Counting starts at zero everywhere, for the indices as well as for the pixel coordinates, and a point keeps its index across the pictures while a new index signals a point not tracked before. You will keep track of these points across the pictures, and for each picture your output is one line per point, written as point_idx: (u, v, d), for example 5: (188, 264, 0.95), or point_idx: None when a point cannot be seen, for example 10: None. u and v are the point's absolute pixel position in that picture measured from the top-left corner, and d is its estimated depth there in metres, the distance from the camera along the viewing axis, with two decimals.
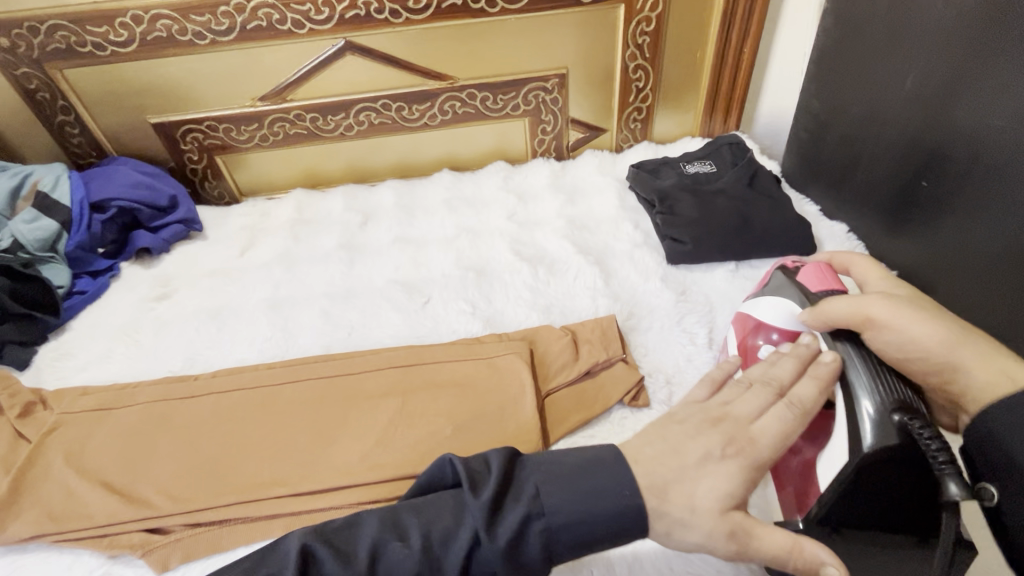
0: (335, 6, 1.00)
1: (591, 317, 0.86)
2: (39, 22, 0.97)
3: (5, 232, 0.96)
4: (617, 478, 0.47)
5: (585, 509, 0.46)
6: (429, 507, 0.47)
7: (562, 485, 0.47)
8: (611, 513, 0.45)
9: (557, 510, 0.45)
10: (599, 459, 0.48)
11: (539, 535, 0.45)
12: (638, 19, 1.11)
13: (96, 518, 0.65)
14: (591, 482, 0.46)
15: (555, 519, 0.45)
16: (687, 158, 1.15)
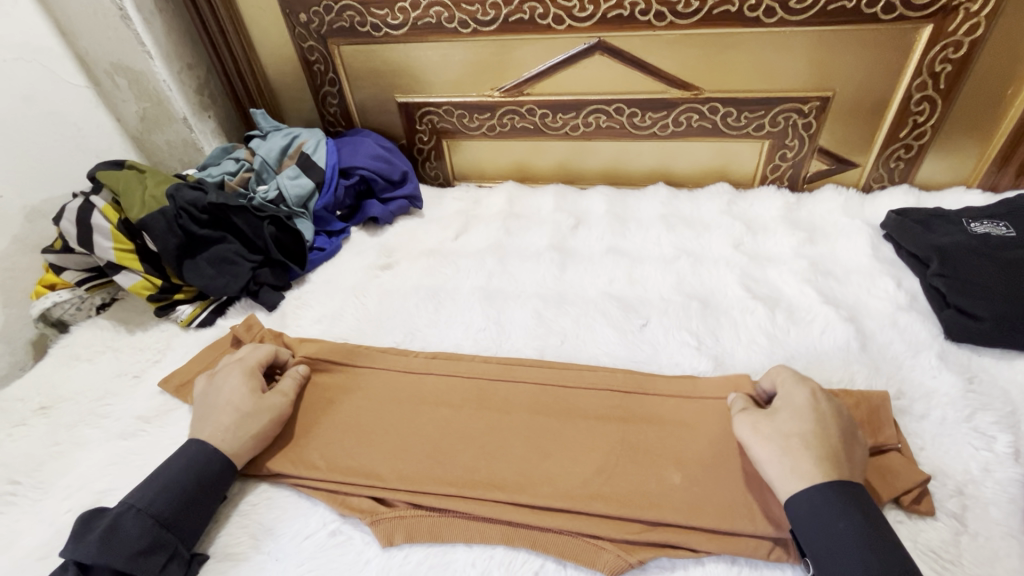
0: (600, 4, 0.98)
1: (845, 385, 0.74)
2: (334, 2, 1.06)
3: (273, 184, 1.07)
4: (164, 465, 0.66)
5: (151, 487, 0.63)
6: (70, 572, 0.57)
7: (150, 483, 0.64)
8: (178, 473, 0.64)
9: (138, 498, 0.62)
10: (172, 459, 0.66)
11: (136, 519, 0.60)
12: (945, 43, 0.93)
13: (331, 474, 0.69)
14: (158, 476, 0.64)
15: (141, 504, 0.61)
16: (971, 215, 0.94)
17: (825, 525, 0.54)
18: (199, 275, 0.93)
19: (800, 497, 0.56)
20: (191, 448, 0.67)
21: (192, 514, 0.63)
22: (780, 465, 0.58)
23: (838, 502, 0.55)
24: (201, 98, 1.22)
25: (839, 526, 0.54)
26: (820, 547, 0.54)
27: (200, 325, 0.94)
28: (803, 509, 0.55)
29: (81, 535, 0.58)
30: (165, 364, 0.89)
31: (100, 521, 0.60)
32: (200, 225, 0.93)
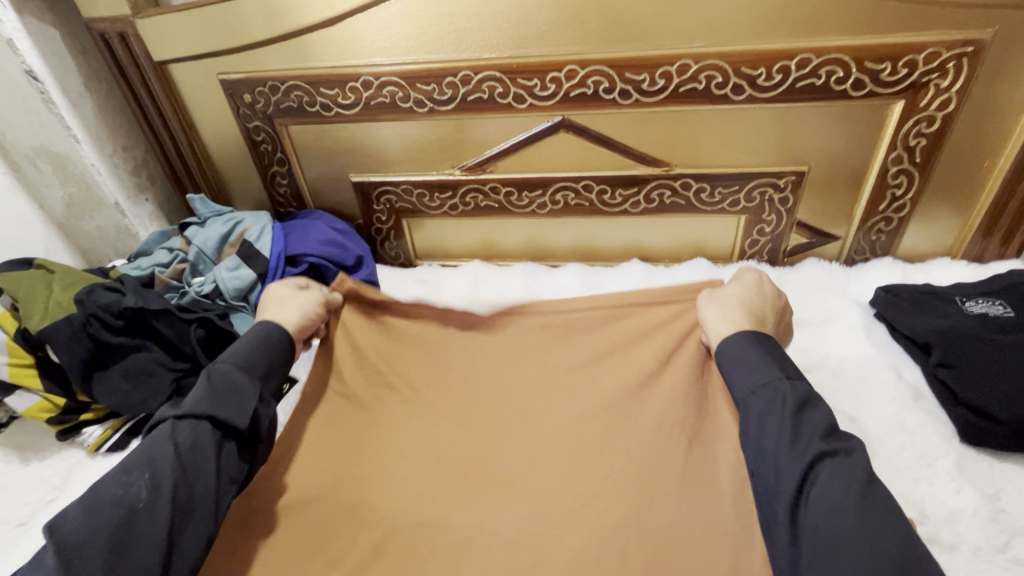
0: (563, 83, 0.93)
1: None
2: (281, 82, 1.00)
3: (209, 277, 0.96)
4: (265, 337, 0.72)
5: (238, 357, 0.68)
6: (222, 396, 0.63)
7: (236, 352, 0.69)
8: (254, 352, 0.70)
9: (232, 360, 0.67)
10: (265, 334, 0.73)
11: (267, 377, 0.70)
12: (918, 117, 0.90)
13: None
14: (252, 345, 0.70)
15: (235, 368, 0.66)
16: (962, 293, 0.89)
17: (748, 384, 0.63)
18: (111, 390, 0.79)
19: (728, 344, 0.68)
20: (271, 331, 0.73)
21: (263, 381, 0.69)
22: (719, 319, 0.73)
23: (765, 358, 0.65)
24: (137, 179, 1.13)
25: (757, 379, 0.63)
26: (739, 366, 0.65)
27: (109, 450, 0.79)
28: (731, 353, 0.67)
29: (196, 434, 0.60)
30: (60, 506, 0.74)
31: (206, 388, 0.64)
32: (114, 332, 0.81)
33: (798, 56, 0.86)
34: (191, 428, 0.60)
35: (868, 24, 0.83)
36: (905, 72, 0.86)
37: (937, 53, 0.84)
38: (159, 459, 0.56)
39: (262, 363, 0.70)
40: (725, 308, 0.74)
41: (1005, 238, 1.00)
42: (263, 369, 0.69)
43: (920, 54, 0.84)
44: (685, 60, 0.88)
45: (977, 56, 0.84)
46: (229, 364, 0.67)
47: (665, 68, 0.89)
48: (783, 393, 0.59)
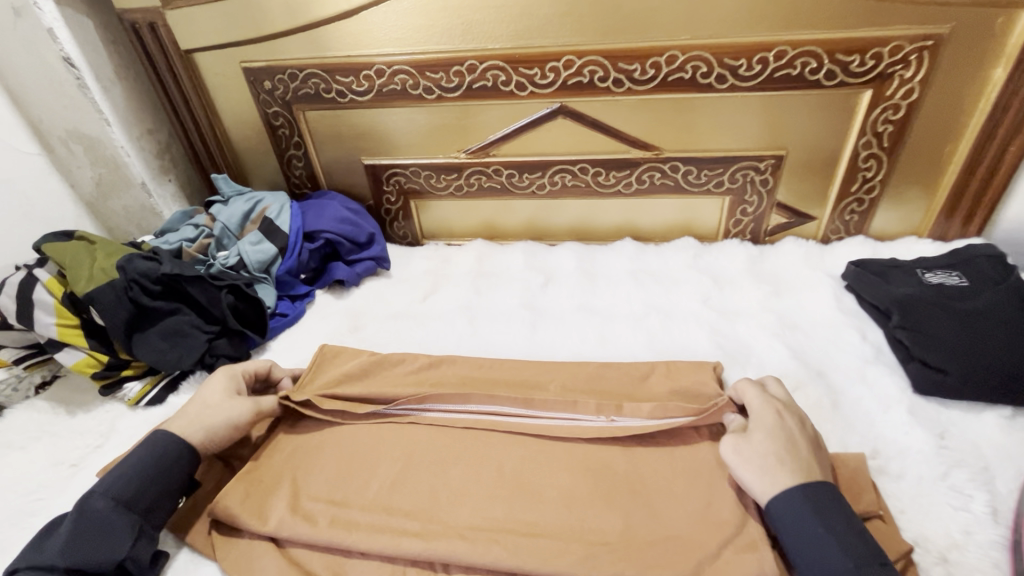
0: (561, 72, 1.01)
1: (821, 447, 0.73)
2: (299, 70, 1.07)
3: (234, 250, 1.04)
4: (159, 441, 0.68)
5: (116, 484, 0.64)
6: (88, 538, 0.60)
7: (118, 472, 0.66)
8: (145, 469, 0.66)
9: (109, 489, 0.64)
10: (162, 448, 0.68)
11: (172, 455, 0.68)
12: (885, 105, 0.99)
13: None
14: (132, 472, 0.65)
15: (116, 497, 0.63)
16: (925, 266, 0.97)
17: (811, 541, 0.57)
18: (150, 349, 0.87)
19: (790, 538, 0.58)
20: (165, 442, 0.69)
21: (162, 485, 0.66)
22: (760, 482, 0.62)
23: (818, 515, 0.58)
24: (161, 161, 1.21)
25: (815, 530, 0.57)
26: (802, 544, 0.58)
27: (149, 404, 0.87)
28: (783, 507, 0.60)
29: (78, 541, 0.60)
30: (108, 449, 0.82)
31: (69, 525, 0.61)
32: (152, 297, 0.89)
33: (775, 48, 0.95)
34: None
35: (839, 19, 0.92)
36: (872, 63, 0.95)
37: (901, 46, 0.93)
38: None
39: (149, 487, 0.66)
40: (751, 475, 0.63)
41: (967, 218, 1.09)
42: (146, 501, 0.65)
43: (886, 47, 0.93)
44: (673, 51, 0.97)
45: (937, 49, 0.93)
46: (101, 499, 0.63)
47: (655, 59, 0.98)
48: None
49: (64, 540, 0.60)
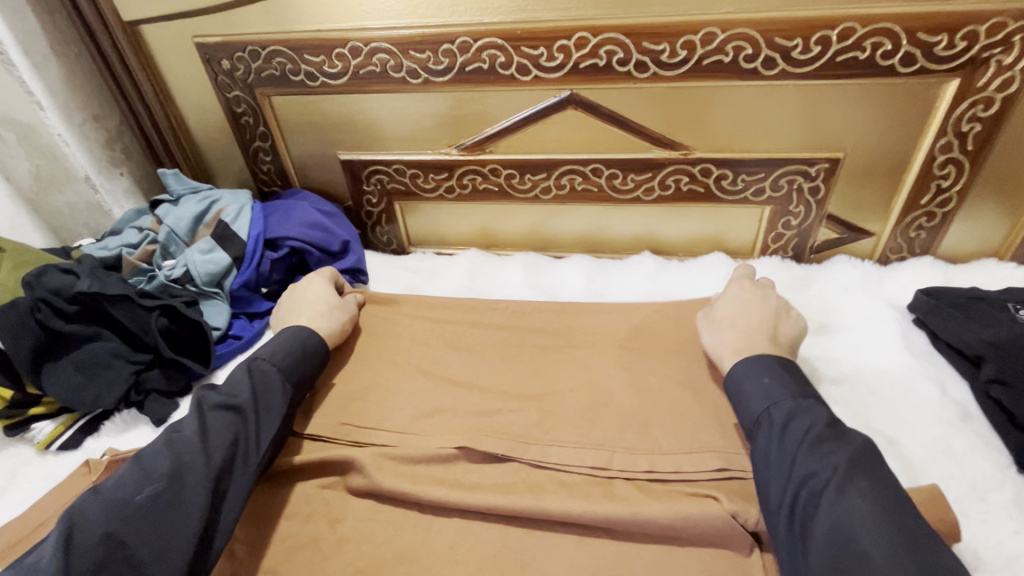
0: (572, 53, 0.83)
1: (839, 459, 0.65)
2: (261, 47, 0.90)
3: (180, 260, 0.88)
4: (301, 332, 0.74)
5: (276, 361, 0.69)
6: (267, 387, 0.66)
7: (273, 346, 0.71)
8: (286, 345, 0.71)
9: (266, 352, 0.70)
10: (305, 337, 0.74)
11: (274, 345, 0.71)
12: (974, 99, 0.80)
13: None
14: (285, 347, 0.71)
15: (265, 358, 0.69)
16: (1018, 299, 0.78)
17: (745, 378, 0.64)
18: (63, 383, 0.72)
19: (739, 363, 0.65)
20: (307, 338, 0.74)
21: (299, 368, 0.71)
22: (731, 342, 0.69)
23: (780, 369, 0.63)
24: (111, 152, 1.05)
25: (765, 375, 0.63)
26: (738, 375, 0.64)
27: (61, 448, 0.73)
28: (740, 368, 0.65)
29: (234, 392, 0.64)
30: (2, 511, 0.66)
31: (236, 378, 0.66)
32: (67, 319, 0.73)
33: (840, 25, 0.76)
34: (204, 430, 0.59)
35: None
36: (962, 45, 0.76)
37: (1002, 24, 0.73)
38: (205, 464, 0.57)
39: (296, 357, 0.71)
40: (720, 327, 0.72)
41: None
42: (299, 375, 0.70)
43: (982, 25, 0.74)
44: (711, 28, 0.78)
45: None
46: (267, 364, 0.68)
47: (688, 38, 0.79)
48: (793, 402, 0.59)
49: (243, 388, 0.65)
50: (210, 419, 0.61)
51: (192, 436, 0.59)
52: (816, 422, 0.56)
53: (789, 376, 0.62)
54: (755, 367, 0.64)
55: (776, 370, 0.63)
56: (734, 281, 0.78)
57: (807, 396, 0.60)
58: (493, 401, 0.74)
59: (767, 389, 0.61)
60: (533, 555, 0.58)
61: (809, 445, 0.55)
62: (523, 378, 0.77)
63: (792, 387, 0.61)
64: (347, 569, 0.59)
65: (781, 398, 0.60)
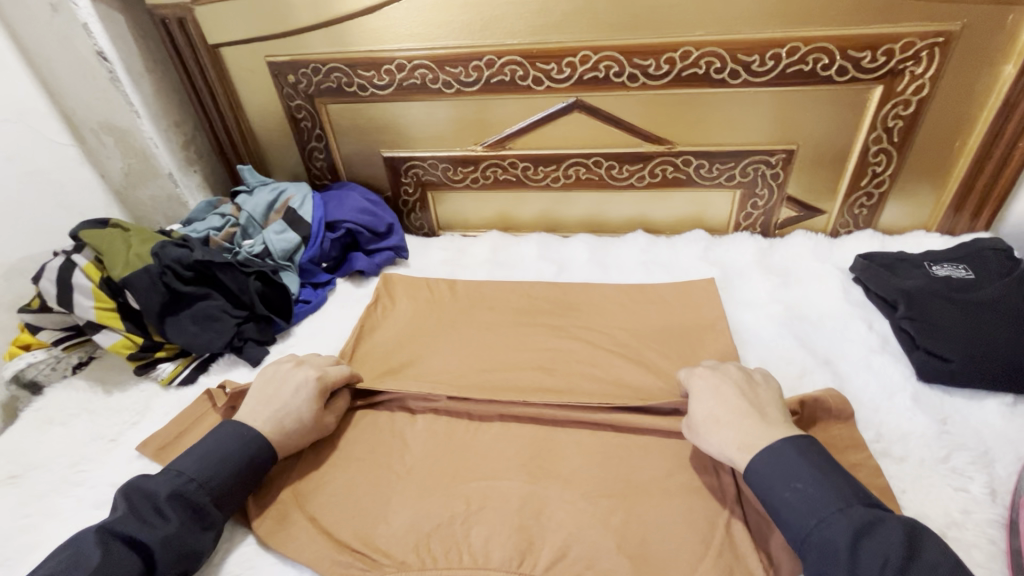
0: (577, 67, 1.03)
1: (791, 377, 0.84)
2: (322, 64, 1.10)
3: (259, 239, 1.08)
4: (241, 430, 0.72)
5: (208, 480, 0.67)
6: (193, 515, 0.64)
7: (204, 464, 0.68)
8: (233, 447, 0.70)
9: (194, 472, 0.67)
10: (251, 435, 0.72)
11: (213, 460, 0.68)
12: (896, 101, 1.01)
13: (305, 554, 0.67)
14: (224, 459, 0.69)
15: (192, 481, 0.66)
16: (932, 259, 0.99)
17: (776, 476, 0.61)
18: (182, 332, 0.92)
19: (756, 460, 0.63)
20: (248, 435, 0.72)
21: (235, 488, 0.69)
22: (730, 438, 0.66)
23: (795, 450, 0.62)
24: (187, 153, 1.25)
25: (791, 456, 0.62)
26: (765, 472, 0.62)
27: (181, 384, 0.92)
28: (765, 465, 0.62)
29: (145, 523, 0.61)
30: (144, 427, 0.86)
31: (150, 505, 0.63)
32: (184, 282, 0.93)
33: (788, 45, 0.97)
34: (120, 558, 0.58)
35: (851, 16, 0.93)
36: (884, 59, 0.97)
37: (913, 43, 0.94)
38: None
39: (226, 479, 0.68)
40: (710, 432, 0.68)
41: (975, 212, 1.11)
42: (230, 497, 0.68)
43: (897, 44, 0.95)
44: (687, 47, 0.99)
45: (948, 45, 0.94)
46: (190, 486, 0.65)
47: (670, 55, 1.00)
48: (843, 516, 0.56)
49: (157, 525, 0.61)
50: (121, 555, 0.58)
51: (113, 558, 0.57)
52: (889, 544, 0.53)
53: (825, 477, 0.59)
54: (784, 470, 0.61)
55: (812, 474, 0.60)
56: (688, 375, 0.77)
57: (852, 503, 0.57)
58: (520, 342, 0.95)
59: (803, 499, 0.58)
60: (558, 443, 0.79)
61: (879, 560, 0.52)
62: (544, 325, 0.98)
63: (832, 492, 0.58)
64: (420, 456, 0.79)
65: (831, 509, 0.57)
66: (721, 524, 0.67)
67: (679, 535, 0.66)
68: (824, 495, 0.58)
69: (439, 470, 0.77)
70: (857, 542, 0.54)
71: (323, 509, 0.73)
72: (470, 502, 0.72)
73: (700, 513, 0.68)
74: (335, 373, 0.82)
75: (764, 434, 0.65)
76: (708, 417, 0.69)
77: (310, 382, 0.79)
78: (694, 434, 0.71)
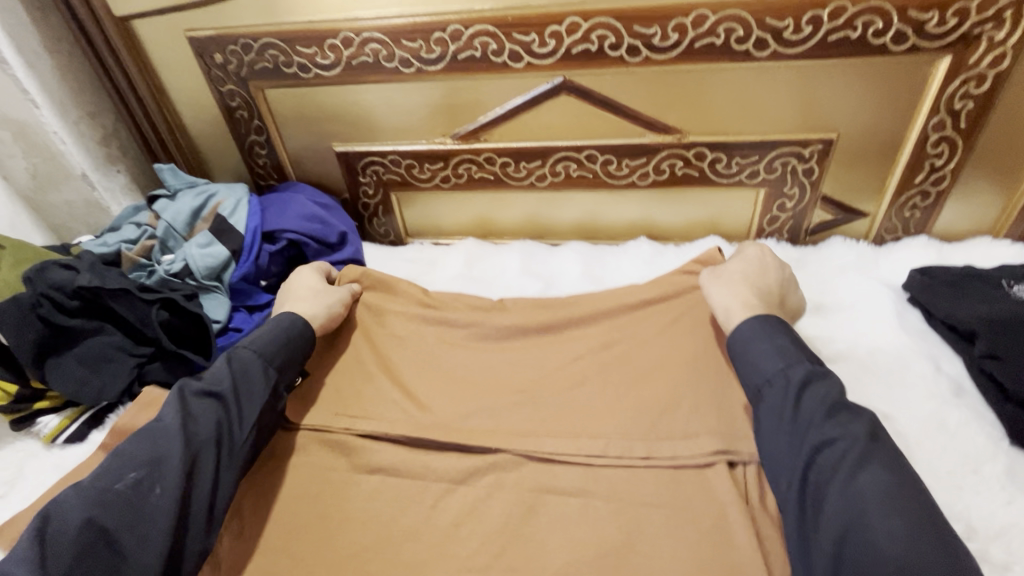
0: (564, 39, 0.83)
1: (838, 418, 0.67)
2: (253, 40, 0.90)
3: (179, 254, 0.89)
4: (285, 318, 0.74)
5: (266, 351, 0.69)
6: (248, 385, 0.66)
7: (264, 339, 0.70)
8: (274, 335, 0.71)
9: (255, 339, 0.70)
10: (292, 323, 0.74)
11: (253, 346, 0.69)
12: (966, 76, 0.80)
13: None
14: (274, 334, 0.71)
15: (253, 349, 0.69)
16: (1011, 276, 0.79)
17: (761, 340, 0.65)
18: (67, 376, 0.73)
19: (745, 322, 0.67)
20: (293, 322, 0.74)
21: (294, 362, 0.71)
22: (737, 299, 0.71)
23: (781, 330, 0.66)
24: (107, 149, 1.06)
25: (769, 344, 0.64)
26: (745, 339, 0.67)
27: (68, 442, 0.74)
28: (747, 330, 0.67)
29: (207, 385, 0.64)
30: (11, 502, 0.68)
31: (220, 370, 0.66)
32: (70, 314, 0.74)
33: (831, 4, 0.76)
34: (195, 416, 0.61)
35: None
36: (954, 22, 0.76)
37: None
38: (197, 443, 0.59)
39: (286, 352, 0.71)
40: (731, 284, 0.73)
41: None
42: (284, 360, 0.70)
43: (974, 1, 0.74)
44: (702, 10, 0.78)
45: None
46: (249, 353, 0.68)
47: (680, 20, 0.79)
48: (801, 373, 0.61)
49: (228, 380, 0.65)
50: (196, 409, 0.62)
51: (179, 419, 0.60)
52: (845, 449, 0.55)
53: (795, 349, 0.63)
54: (753, 339, 0.66)
55: (774, 341, 0.64)
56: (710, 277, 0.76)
57: (807, 364, 0.62)
58: (492, 385, 0.75)
59: (778, 354, 0.63)
60: (533, 534, 0.59)
61: (831, 429, 0.56)
62: (521, 363, 0.78)
63: (812, 402, 0.58)
64: (354, 549, 0.60)
65: (795, 369, 0.61)
66: None
67: None
68: (791, 362, 0.62)
69: (376, 571, 0.58)
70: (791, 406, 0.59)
71: None
72: None
73: None
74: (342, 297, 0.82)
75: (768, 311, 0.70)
76: (730, 284, 0.73)
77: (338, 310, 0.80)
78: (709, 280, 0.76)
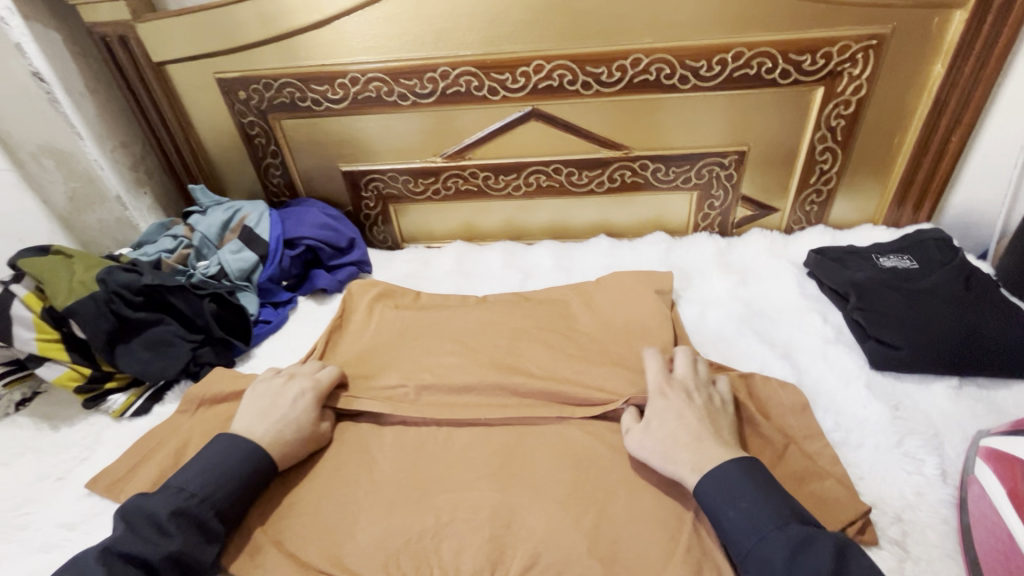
0: (531, 77, 1.05)
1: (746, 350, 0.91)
2: (273, 80, 1.09)
3: (214, 260, 1.05)
4: (234, 443, 0.72)
5: (209, 494, 0.67)
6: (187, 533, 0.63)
7: (201, 476, 0.68)
8: (226, 463, 0.70)
9: (192, 481, 0.67)
10: (247, 447, 0.72)
11: (196, 480, 0.67)
12: (837, 101, 1.05)
13: None
14: (216, 468, 0.69)
15: (193, 489, 0.66)
16: (879, 251, 1.03)
17: (726, 495, 0.62)
18: (134, 360, 0.89)
19: (705, 478, 0.64)
20: (244, 447, 0.72)
21: (240, 499, 0.69)
22: (672, 447, 0.69)
23: (741, 473, 0.63)
24: (136, 174, 1.20)
25: (738, 495, 0.62)
26: (716, 493, 0.63)
27: (134, 414, 0.88)
28: (712, 482, 0.63)
29: (136, 535, 0.61)
30: (94, 461, 0.82)
31: (143, 525, 0.62)
32: (134, 308, 0.90)
33: (733, 50, 1.00)
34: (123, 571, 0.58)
35: (789, 22, 0.97)
36: (822, 62, 1.01)
37: (848, 46, 0.99)
38: None
39: (226, 483, 0.69)
40: (664, 447, 0.69)
41: (917, 204, 1.16)
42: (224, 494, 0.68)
43: (834, 47, 0.99)
44: (637, 54, 1.01)
45: (881, 47, 0.99)
46: (190, 497, 0.65)
47: (621, 62, 1.02)
48: (783, 534, 0.57)
49: (159, 524, 0.62)
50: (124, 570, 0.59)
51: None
52: (822, 560, 0.53)
53: (765, 500, 0.60)
54: (729, 489, 0.62)
55: (752, 493, 0.61)
56: (654, 390, 0.76)
57: (789, 521, 0.58)
58: (487, 350, 0.94)
59: (746, 519, 0.60)
60: (529, 450, 0.78)
61: None
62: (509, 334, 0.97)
63: (771, 508, 0.60)
64: (389, 470, 0.77)
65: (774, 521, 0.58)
66: (687, 518, 0.68)
67: (647, 534, 0.67)
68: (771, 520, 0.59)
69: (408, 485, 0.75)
70: (793, 557, 0.55)
71: (288, 534, 0.71)
72: (439, 515, 0.71)
73: (668, 511, 0.69)
74: (327, 377, 0.84)
75: (709, 451, 0.67)
76: (665, 436, 0.70)
77: (307, 392, 0.80)
78: (639, 443, 0.72)
